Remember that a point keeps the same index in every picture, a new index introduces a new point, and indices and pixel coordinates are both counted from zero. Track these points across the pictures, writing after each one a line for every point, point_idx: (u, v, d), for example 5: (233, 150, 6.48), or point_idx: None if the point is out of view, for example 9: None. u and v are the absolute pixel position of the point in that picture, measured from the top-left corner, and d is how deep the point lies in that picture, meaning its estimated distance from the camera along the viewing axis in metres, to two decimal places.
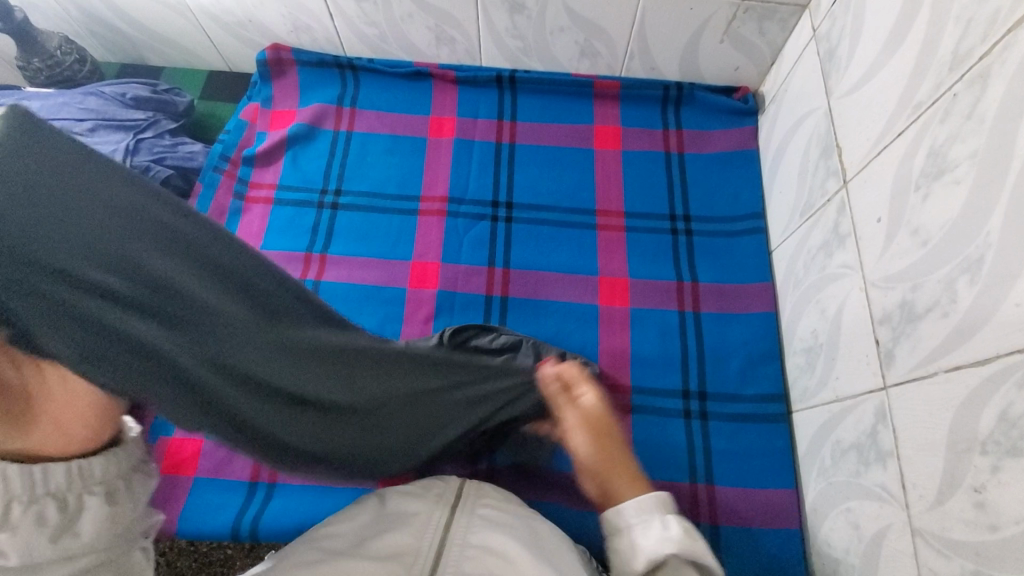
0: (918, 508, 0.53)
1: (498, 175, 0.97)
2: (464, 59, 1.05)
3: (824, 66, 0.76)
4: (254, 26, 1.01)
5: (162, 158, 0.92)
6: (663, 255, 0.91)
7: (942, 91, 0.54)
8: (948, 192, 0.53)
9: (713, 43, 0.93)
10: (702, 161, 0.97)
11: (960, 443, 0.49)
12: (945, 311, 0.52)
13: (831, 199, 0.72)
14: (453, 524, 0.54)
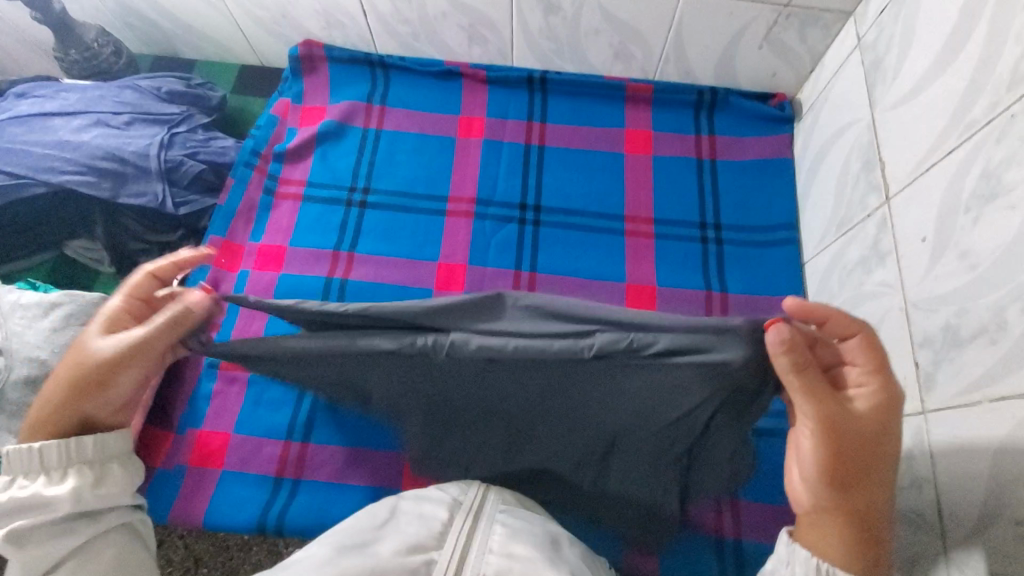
0: (955, 537, 0.52)
1: (527, 178, 0.96)
2: (495, 59, 1.04)
3: (869, 77, 0.74)
4: (287, 22, 1.01)
5: (195, 153, 0.92)
6: (692, 264, 0.89)
7: (998, 111, 0.52)
8: (1001, 217, 0.51)
9: (752, 49, 0.91)
10: (735, 168, 0.95)
11: (1004, 476, 0.48)
12: (993, 339, 0.50)
13: (872, 214, 0.70)
14: (473, 533, 0.55)
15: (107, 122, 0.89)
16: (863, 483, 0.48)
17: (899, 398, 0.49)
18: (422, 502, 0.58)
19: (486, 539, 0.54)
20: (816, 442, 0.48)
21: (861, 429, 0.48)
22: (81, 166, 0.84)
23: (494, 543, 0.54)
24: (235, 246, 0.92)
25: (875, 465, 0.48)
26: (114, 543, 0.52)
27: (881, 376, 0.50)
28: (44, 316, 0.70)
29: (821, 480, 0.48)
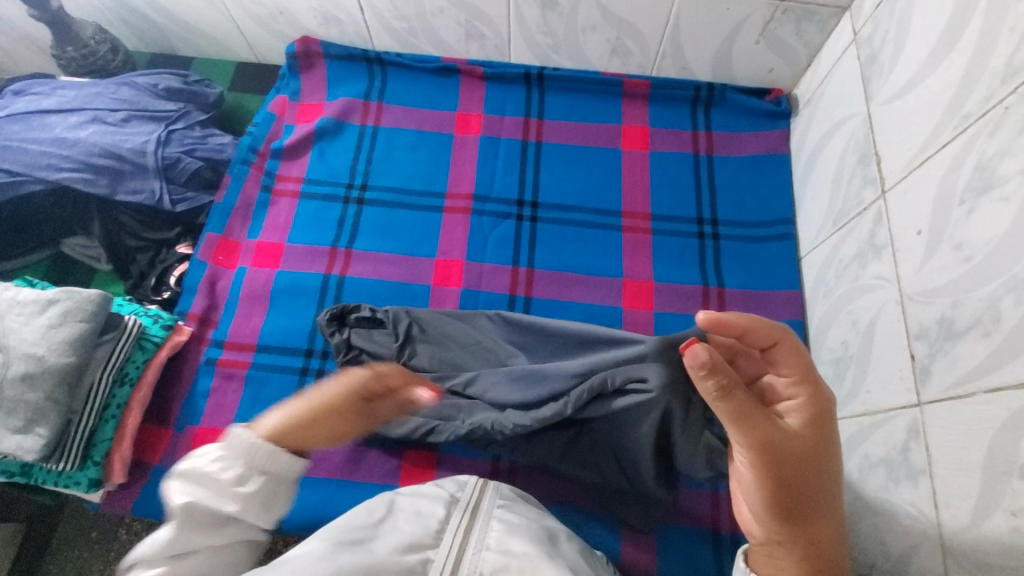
0: (951, 528, 0.53)
1: (524, 174, 0.96)
2: (492, 55, 1.04)
3: (865, 71, 0.75)
4: (284, 19, 1.01)
5: (192, 149, 0.92)
6: (689, 259, 0.90)
7: (993, 103, 0.53)
8: (995, 209, 0.51)
9: (748, 44, 0.91)
10: (732, 164, 0.96)
11: (999, 466, 0.48)
12: (987, 331, 0.51)
13: (868, 208, 0.70)
14: (472, 529, 0.55)
15: (104, 120, 0.89)
16: (807, 504, 0.49)
17: (829, 406, 0.51)
18: (419, 499, 0.58)
19: (484, 536, 0.55)
20: (755, 465, 0.49)
21: (795, 446, 0.49)
22: (78, 164, 0.85)
23: (490, 540, 0.54)
24: (232, 243, 0.92)
25: (815, 482, 0.49)
26: (237, 556, 0.49)
27: (807, 386, 0.51)
28: (42, 312, 0.70)
29: (767, 505, 0.50)
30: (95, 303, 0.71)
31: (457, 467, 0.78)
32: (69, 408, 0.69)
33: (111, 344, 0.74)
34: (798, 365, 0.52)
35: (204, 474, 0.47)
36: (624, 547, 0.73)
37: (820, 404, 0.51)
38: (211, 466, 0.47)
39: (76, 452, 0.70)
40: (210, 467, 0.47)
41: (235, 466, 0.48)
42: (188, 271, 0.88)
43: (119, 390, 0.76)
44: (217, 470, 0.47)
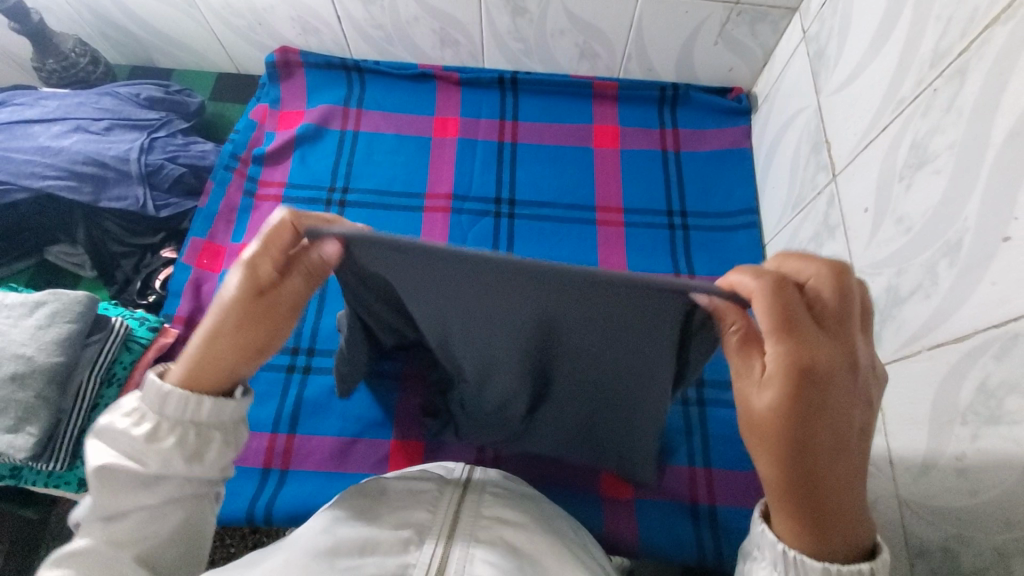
0: (904, 479, 0.57)
1: (501, 173, 1.00)
2: (467, 61, 1.08)
3: (814, 66, 0.80)
4: (263, 29, 1.04)
5: (175, 156, 0.94)
6: (661, 249, 0.94)
7: (924, 86, 0.58)
8: (929, 182, 0.56)
9: (707, 45, 0.96)
10: (698, 159, 1.01)
11: (943, 415, 0.52)
12: (927, 293, 0.55)
13: (822, 192, 0.75)
14: (463, 501, 0.58)
15: (87, 128, 0.91)
16: (786, 475, 0.41)
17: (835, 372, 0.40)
18: (409, 480, 0.61)
19: (477, 506, 0.58)
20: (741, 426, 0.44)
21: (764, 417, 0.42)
22: (62, 172, 0.86)
23: (484, 510, 0.57)
24: (217, 247, 0.94)
25: (796, 449, 0.41)
26: (176, 514, 0.49)
27: (807, 327, 0.40)
28: (31, 314, 0.72)
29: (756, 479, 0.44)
30: (86, 301, 0.74)
31: (444, 455, 0.81)
32: (59, 407, 0.70)
33: (98, 344, 0.76)
34: (778, 319, 0.40)
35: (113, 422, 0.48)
36: (607, 522, 0.76)
37: (845, 361, 0.40)
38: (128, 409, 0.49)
39: (64, 453, 0.71)
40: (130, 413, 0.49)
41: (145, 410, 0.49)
42: (173, 276, 0.90)
43: (107, 391, 0.77)
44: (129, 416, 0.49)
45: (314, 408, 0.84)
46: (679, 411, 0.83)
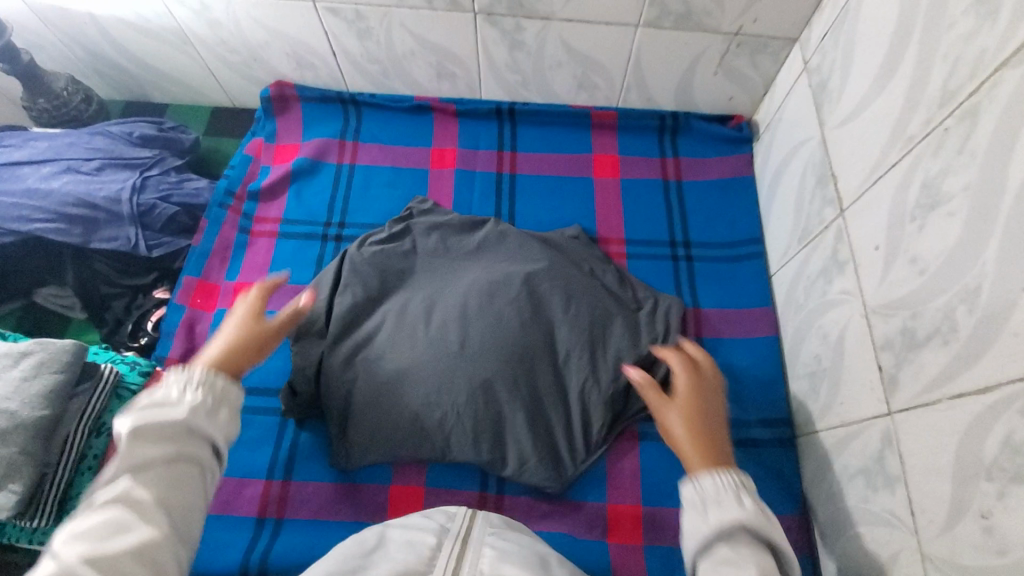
0: (927, 534, 0.54)
1: (500, 206, 0.98)
2: (465, 93, 1.07)
3: (816, 98, 0.79)
4: (259, 65, 1.03)
5: (167, 195, 0.93)
6: (665, 281, 0.92)
7: (933, 125, 0.56)
8: (944, 224, 0.54)
9: (707, 75, 0.95)
10: (700, 188, 0.99)
11: (967, 469, 0.50)
12: (945, 339, 0.53)
13: (829, 226, 0.74)
14: (463, 554, 0.57)
15: (77, 169, 0.90)
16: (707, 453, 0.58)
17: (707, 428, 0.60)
18: (409, 530, 0.61)
19: (476, 561, 0.57)
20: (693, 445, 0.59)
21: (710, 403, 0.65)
22: (51, 214, 0.85)
23: (485, 566, 0.56)
24: (211, 285, 0.92)
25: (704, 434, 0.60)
26: None
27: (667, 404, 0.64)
28: (15, 365, 0.69)
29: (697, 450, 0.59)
30: (77, 349, 0.72)
31: (445, 500, 0.78)
32: (44, 462, 0.68)
33: (86, 395, 0.73)
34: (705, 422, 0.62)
35: (167, 399, 0.48)
36: (615, 570, 0.73)
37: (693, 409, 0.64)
38: (186, 390, 0.49)
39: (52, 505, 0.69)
40: (178, 386, 0.49)
41: (204, 391, 0.50)
42: (166, 316, 0.87)
43: (95, 441, 0.74)
44: (188, 398, 0.48)
45: (311, 452, 0.82)
46: None
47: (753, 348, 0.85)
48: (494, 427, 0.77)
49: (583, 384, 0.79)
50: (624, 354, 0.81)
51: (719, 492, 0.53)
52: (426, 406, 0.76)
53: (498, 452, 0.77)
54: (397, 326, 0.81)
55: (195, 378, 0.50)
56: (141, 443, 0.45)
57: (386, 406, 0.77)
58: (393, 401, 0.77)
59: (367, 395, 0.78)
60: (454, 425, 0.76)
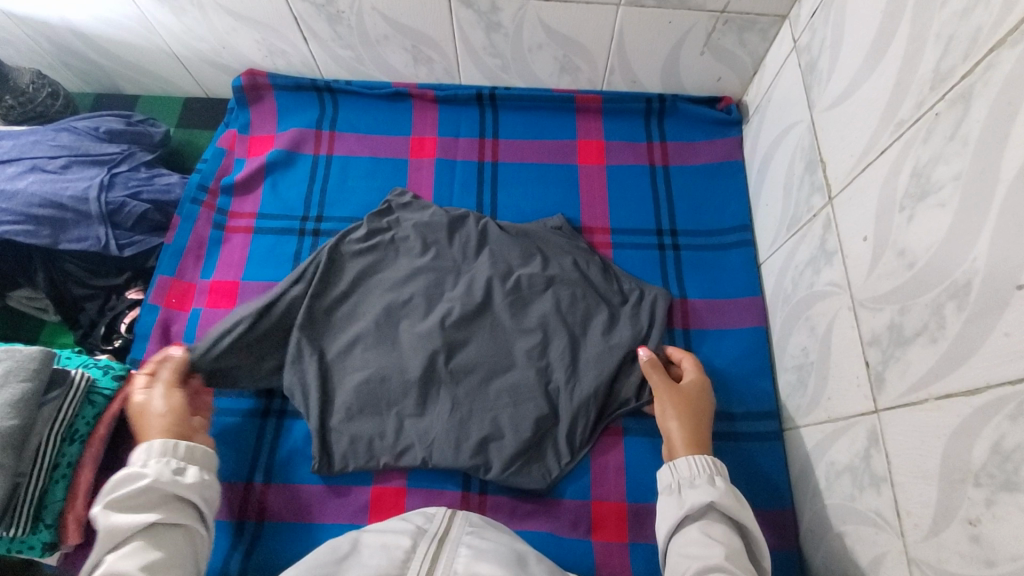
0: (913, 537, 0.53)
1: (481, 195, 0.95)
2: (443, 78, 1.03)
3: (806, 78, 0.75)
4: (228, 53, 0.99)
5: (138, 192, 0.90)
6: (651, 271, 0.89)
7: (924, 110, 0.53)
8: (933, 215, 0.51)
9: (694, 55, 0.91)
10: (687, 173, 0.96)
11: (954, 473, 0.48)
12: (934, 337, 0.51)
13: (817, 215, 0.71)
14: (438, 556, 0.56)
15: (43, 167, 0.87)
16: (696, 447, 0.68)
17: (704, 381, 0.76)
18: (384, 533, 0.59)
19: (451, 562, 0.56)
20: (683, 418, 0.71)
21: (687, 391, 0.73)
22: (18, 216, 0.82)
23: (459, 566, 0.55)
24: (186, 285, 0.90)
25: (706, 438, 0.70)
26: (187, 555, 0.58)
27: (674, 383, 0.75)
28: None
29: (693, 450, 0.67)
30: (45, 355, 0.71)
31: (426, 501, 0.76)
32: (16, 472, 0.66)
33: (57, 402, 0.71)
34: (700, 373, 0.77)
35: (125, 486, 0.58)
36: (598, 570, 0.72)
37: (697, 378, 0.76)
38: (150, 463, 0.61)
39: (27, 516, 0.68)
40: (143, 463, 0.61)
41: (161, 463, 0.61)
42: (139, 318, 0.85)
43: (68, 449, 0.72)
44: (153, 468, 0.60)
45: (291, 455, 0.80)
46: None
47: (740, 339, 0.83)
48: (476, 430, 0.76)
49: (562, 379, 0.79)
50: (598, 348, 0.81)
51: (694, 475, 0.63)
52: (412, 401, 0.78)
53: (480, 457, 0.76)
54: (381, 330, 0.82)
55: (154, 451, 0.62)
56: (115, 516, 0.56)
57: (374, 404, 0.78)
58: (379, 398, 0.78)
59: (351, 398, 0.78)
60: (438, 431, 0.77)
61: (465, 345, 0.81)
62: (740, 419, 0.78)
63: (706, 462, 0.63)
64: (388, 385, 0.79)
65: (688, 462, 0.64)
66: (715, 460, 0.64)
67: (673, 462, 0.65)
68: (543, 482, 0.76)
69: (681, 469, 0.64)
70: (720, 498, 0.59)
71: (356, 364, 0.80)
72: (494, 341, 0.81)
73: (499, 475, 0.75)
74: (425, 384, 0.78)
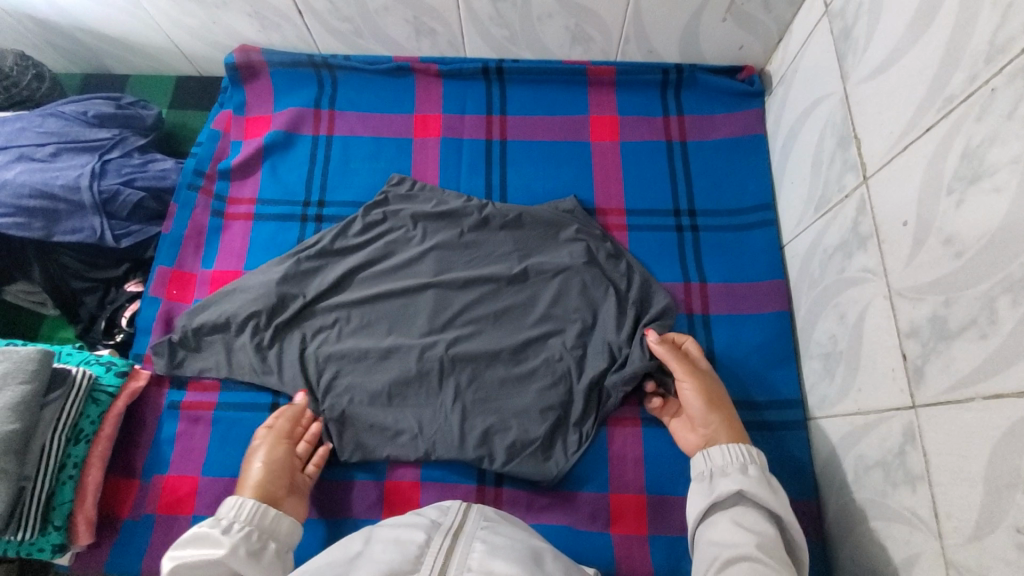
0: (952, 539, 0.50)
1: (490, 176, 0.91)
2: (447, 51, 0.97)
3: (839, 47, 0.70)
4: (219, 28, 0.94)
5: (132, 179, 0.86)
6: (669, 253, 0.85)
7: (977, 85, 0.48)
8: (986, 200, 0.47)
9: (715, 22, 0.86)
10: (707, 149, 0.91)
11: (1001, 478, 0.45)
12: (982, 332, 0.47)
13: (850, 195, 0.66)
14: (452, 551, 0.53)
15: (31, 156, 0.84)
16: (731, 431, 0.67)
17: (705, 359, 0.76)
18: (397, 527, 0.56)
19: (465, 557, 0.53)
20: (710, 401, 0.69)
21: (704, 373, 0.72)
22: (8, 208, 0.80)
23: (474, 561, 0.52)
24: (187, 275, 0.87)
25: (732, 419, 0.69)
26: None
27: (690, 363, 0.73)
28: None
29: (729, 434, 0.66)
30: (44, 355, 0.69)
31: (440, 496, 0.74)
32: (20, 476, 0.65)
33: (59, 402, 0.69)
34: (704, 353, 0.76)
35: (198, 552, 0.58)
36: (619, 564, 0.71)
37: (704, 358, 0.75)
38: (232, 528, 0.60)
39: (36, 518, 0.67)
40: (228, 523, 0.61)
41: (242, 532, 0.60)
42: (141, 310, 0.83)
43: (74, 449, 0.71)
44: (232, 538, 0.59)
45: None
46: None
47: (763, 324, 0.80)
48: (480, 422, 0.75)
49: (569, 369, 0.77)
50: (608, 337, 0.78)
51: (727, 462, 0.61)
52: (415, 393, 0.76)
53: (484, 448, 0.74)
54: (387, 321, 0.80)
55: (243, 510, 0.62)
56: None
57: (376, 397, 0.76)
58: (383, 390, 0.76)
59: (354, 392, 0.77)
60: (441, 423, 0.75)
61: (471, 336, 0.79)
62: (763, 408, 0.75)
63: (741, 450, 0.61)
64: (393, 376, 0.77)
65: (721, 451, 0.62)
66: (754, 451, 0.61)
67: (705, 451, 0.64)
68: (545, 475, 0.73)
69: (713, 459, 0.62)
70: (752, 487, 0.57)
71: (356, 358, 0.78)
72: (499, 330, 0.79)
73: (501, 468, 0.73)
74: (428, 375, 0.77)
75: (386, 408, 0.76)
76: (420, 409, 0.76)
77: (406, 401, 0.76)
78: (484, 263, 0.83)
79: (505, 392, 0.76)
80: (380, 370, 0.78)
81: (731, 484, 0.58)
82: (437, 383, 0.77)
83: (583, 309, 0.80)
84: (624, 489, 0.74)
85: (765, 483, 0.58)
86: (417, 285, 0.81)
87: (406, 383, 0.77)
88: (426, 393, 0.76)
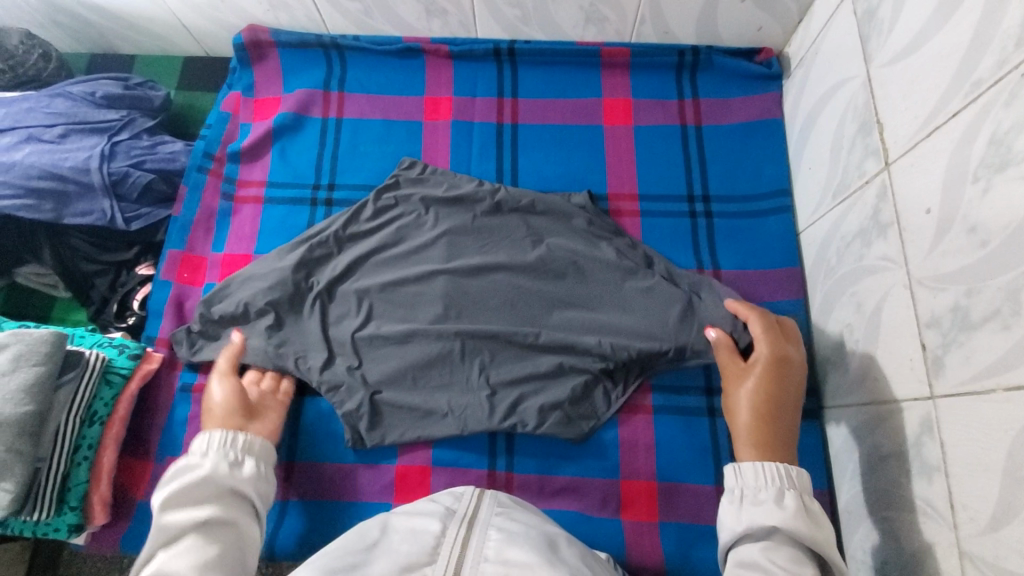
0: (968, 530, 0.50)
1: (501, 160, 0.90)
2: (458, 32, 0.96)
3: (862, 28, 0.68)
4: (226, 7, 0.92)
5: (141, 161, 0.86)
6: (683, 240, 0.85)
7: (1008, 69, 0.47)
8: (1013, 188, 0.46)
9: (734, 3, 0.84)
10: (723, 133, 0.89)
11: (1021, 470, 0.45)
12: (1005, 323, 0.47)
13: (870, 181, 0.65)
14: (466, 540, 0.53)
15: (39, 137, 0.83)
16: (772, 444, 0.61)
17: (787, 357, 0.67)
18: (414, 516, 0.57)
19: (480, 545, 0.53)
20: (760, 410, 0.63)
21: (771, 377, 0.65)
22: (18, 189, 0.79)
23: (489, 550, 0.52)
24: (198, 258, 0.86)
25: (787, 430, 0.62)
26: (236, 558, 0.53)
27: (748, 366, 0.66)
28: None
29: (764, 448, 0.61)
30: (57, 339, 0.68)
31: (452, 479, 0.75)
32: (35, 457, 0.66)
33: (72, 384, 0.70)
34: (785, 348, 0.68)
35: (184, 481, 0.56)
36: (629, 549, 0.71)
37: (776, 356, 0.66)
38: (208, 455, 0.60)
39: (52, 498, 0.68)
40: (203, 452, 0.60)
41: (218, 454, 0.60)
42: (152, 293, 0.83)
43: (88, 430, 0.72)
44: (211, 459, 0.59)
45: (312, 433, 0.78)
46: (705, 422, 0.76)
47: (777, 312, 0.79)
48: (509, 394, 0.75)
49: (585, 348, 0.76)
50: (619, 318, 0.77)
51: (760, 485, 0.57)
52: (438, 371, 0.77)
53: (513, 418, 0.74)
54: (401, 303, 0.80)
55: (215, 440, 0.61)
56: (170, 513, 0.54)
57: (398, 377, 0.77)
58: (405, 370, 0.77)
59: (376, 372, 0.77)
60: (470, 400, 0.75)
61: (484, 321, 0.78)
62: None
63: (778, 473, 0.57)
64: (415, 356, 0.77)
65: (755, 471, 0.58)
66: (797, 475, 0.57)
67: (739, 465, 0.59)
68: (579, 433, 0.74)
69: (745, 477, 0.58)
70: (786, 521, 0.53)
71: (376, 339, 0.78)
72: (516, 314, 0.79)
73: (535, 429, 0.73)
74: (448, 354, 0.77)
75: (409, 387, 0.76)
76: (445, 386, 0.76)
77: (429, 377, 0.77)
78: (501, 245, 0.82)
79: (526, 367, 0.76)
80: (399, 351, 0.78)
81: (766, 514, 0.54)
82: (459, 364, 0.77)
83: (600, 289, 0.79)
84: (635, 475, 0.74)
85: (801, 516, 0.54)
86: (433, 268, 0.80)
87: (428, 364, 0.77)
88: (448, 373, 0.77)
